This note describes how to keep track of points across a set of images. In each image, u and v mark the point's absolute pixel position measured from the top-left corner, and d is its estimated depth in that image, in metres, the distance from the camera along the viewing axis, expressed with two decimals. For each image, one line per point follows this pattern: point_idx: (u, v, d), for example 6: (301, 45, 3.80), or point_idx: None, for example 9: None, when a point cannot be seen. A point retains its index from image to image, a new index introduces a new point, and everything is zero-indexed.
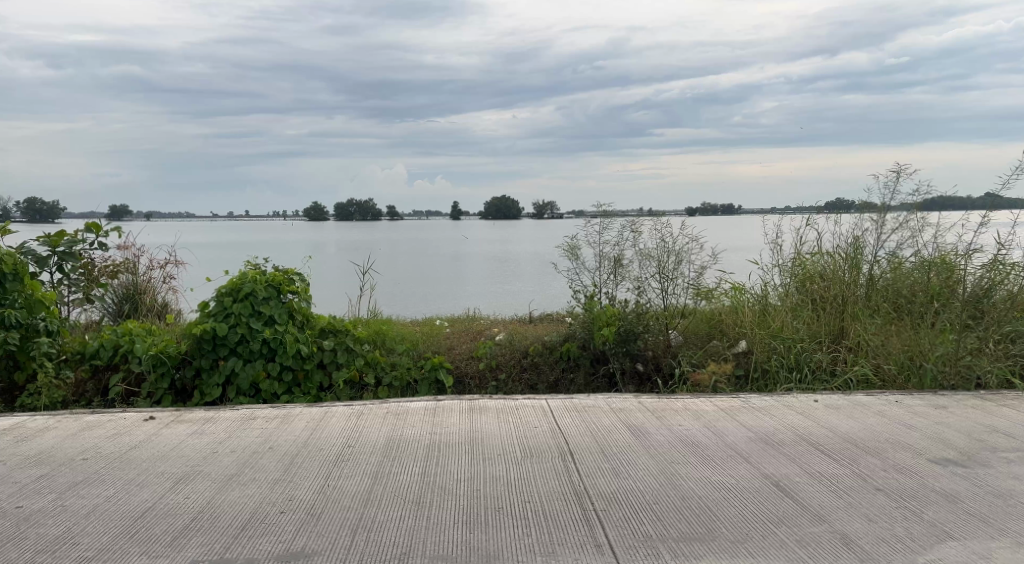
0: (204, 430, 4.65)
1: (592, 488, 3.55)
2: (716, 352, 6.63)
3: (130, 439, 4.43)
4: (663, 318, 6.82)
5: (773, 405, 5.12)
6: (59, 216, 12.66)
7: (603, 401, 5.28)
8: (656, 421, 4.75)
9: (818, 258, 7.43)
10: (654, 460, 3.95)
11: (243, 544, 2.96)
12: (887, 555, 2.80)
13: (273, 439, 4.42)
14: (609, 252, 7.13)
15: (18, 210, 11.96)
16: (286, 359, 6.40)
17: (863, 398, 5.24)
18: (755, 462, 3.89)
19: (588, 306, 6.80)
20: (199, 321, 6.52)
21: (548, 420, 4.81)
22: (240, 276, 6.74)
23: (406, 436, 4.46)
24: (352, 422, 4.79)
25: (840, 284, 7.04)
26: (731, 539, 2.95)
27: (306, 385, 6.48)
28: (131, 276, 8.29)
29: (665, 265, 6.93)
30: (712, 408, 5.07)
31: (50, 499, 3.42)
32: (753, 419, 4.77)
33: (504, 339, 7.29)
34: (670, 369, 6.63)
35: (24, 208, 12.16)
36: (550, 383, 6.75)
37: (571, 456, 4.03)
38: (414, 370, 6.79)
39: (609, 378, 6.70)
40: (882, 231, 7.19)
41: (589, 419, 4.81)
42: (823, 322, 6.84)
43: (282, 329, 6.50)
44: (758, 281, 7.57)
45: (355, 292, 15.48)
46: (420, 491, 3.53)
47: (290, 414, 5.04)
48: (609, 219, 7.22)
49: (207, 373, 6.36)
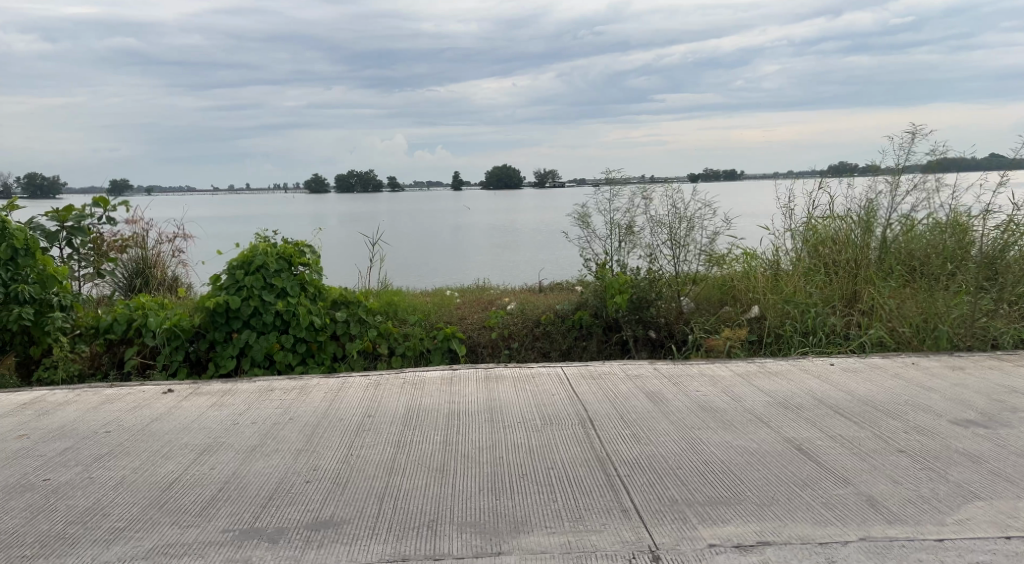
0: (223, 401, 4.67)
1: (614, 454, 3.56)
2: (729, 318, 6.63)
3: (150, 412, 4.44)
4: (674, 285, 6.76)
5: (789, 369, 5.14)
6: (59, 190, 12.60)
7: (618, 367, 5.30)
8: (673, 387, 4.76)
9: (830, 222, 7.40)
10: (674, 425, 3.96)
11: (272, 513, 2.98)
12: (915, 516, 2.81)
13: (294, 410, 4.44)
14: (620, 220, 7.05)
15: (18, 186, 11.92)
16: (299, 332, 6.42)
17: (879, 360, 5.25)
18: (775, 426, 3.90)
19: (600, 275, 6.75)
20: (211, 294, 6.52)
21: (565, 387, 4.83)
22: (251, 248, 6.71)
23: (425, 405, 4.47)
24: (370, 393, 4.81)
25: (853, 249, 7.10)
26: (756, 502, 2.97)
27: (319, 356, 6.53)
28: (140, 250, 8.26)
29: (677, 232, 6.88)
30: (729, 373, 5.08)
31: (77, 472, 3.45)
32: (770, 383, 4.78)
33: (515, 308, 7.28)
34: (682, 335, 6.62)
35: (25, 185, 12.11)
36: (563, 351, 6.77)
37: (591, 423, 4.04)
38: (427, 340, 6.80)
39: (623, 345, 6.74)
40: (896, 194, 7.16)
41: (606, 386, 4.83)
42: (836, 286, 6.80)
43: (295, 301, 6.50)
44: (770, 247, 7.52)
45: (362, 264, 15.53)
46: (443, 459, 3.55)
47: (308, 385, 5.07)
48: (618, 187, 7.18)
49: (222, 346, 6.43)
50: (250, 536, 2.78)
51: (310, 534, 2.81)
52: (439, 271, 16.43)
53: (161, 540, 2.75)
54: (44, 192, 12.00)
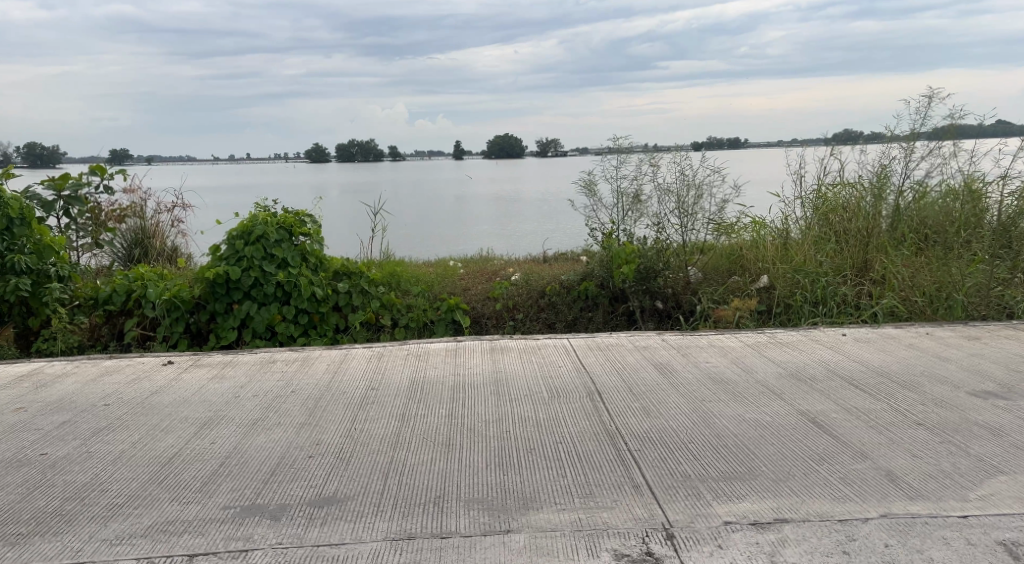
0: (224, 374, 4.59)
1: (624, 428, 3.47)
2: (737, 288, 6.52)
3: (150, 384, 4.36)
4: (681, 255, 6.63)
5: (800, 339, 5.05)
6: (59, 160, 12.51)
7: (625, 338, 5.21)
8: (682, 358, 4.68)
9: (840, 189, 7.26)
10: (685, 398, 3.87)
11: (274, 489, 2.90)
12: (937, 492, 2.73)
13: (295, 383, 4.36)
14: (627, 188, 6.93)
15: (19, 155, 11.82)
16: (301, 303, 6.35)
17: (893, 330, 5.14)
18: (789, 398, 3.81)
19: (606, 245, 6.64)
20: (210, 265, 6.42)
21: (572, 359, 4.75)
22: (251, 218, 6.59)
23: (429, 377, 4.39)
24: (373, 365, 4.72)
25: (864, 217, 6.86)
26: (772, 477, 2.89)
27: (321, 328, 6.46)
28: (139, 220, 8.13)
29: (685, 201, 6.72)
30: (739, 343, 4.99)
31: (75, 446, 3.36)
32: (781, 354, 4.69)
33: (519, 278, 7.18)
34: (690, 305, 6.49)
35: (26, 153, 12.00)
36: (568, 322, 6.67)
37: (599, 395, 3.95)
38: (430, 312, 6.73)
39: (629, 316, 6.65)
40: (910, 159, 7.01)
41: (613, 357, 4.74)
42: (846, 255, 6.65)
43: (296, 271, 6.40)
44: (779, 215, 7.44)
45: (364, 234, 15.40)
46: (449, 433, 3.48)
47: (310, 357, 4.99)
48: (625, 153, 7.02)
49: (223, 317, 6.36)
50: (251, 514, 2.70)
51: (314, 511, 2.73)
52: (441, 241, 16.33)
53: (160, 517, 2.67)
54: (42, 163, 11.84)
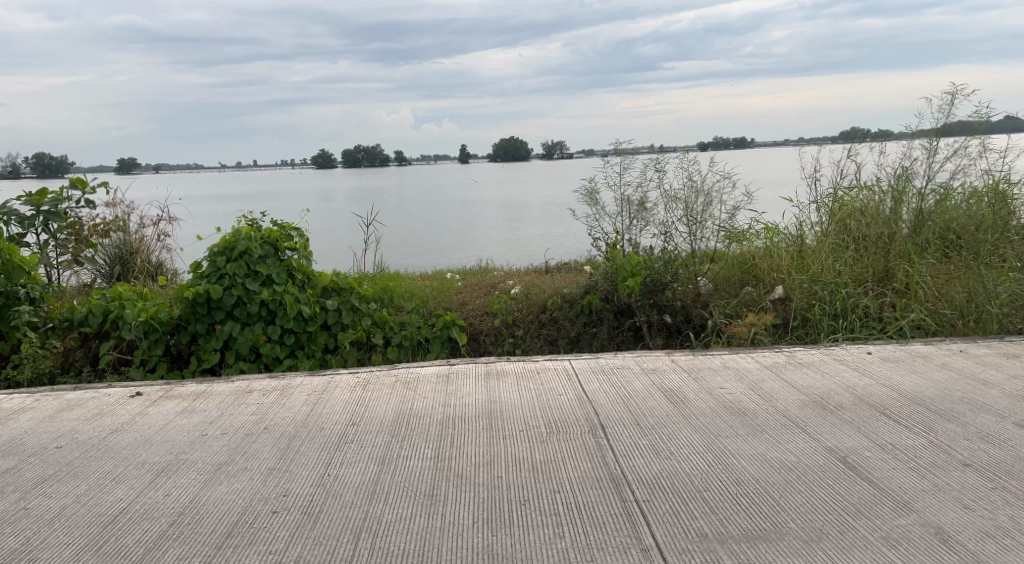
0: (195, 407, 4.22)
1: (631, 472, 3.08)
2: (750, 299, 6.12)
3: (111, 421, 4.00)
4: (691, 265, 6.25)
5: (822, 360, 4.63)
6: (69, 171, 12.36)
7: (631, 360, 4.82)
8: (694, 383, 4.27)
9: (857, 194, 6.81)
10: (699, 433, 3.47)
11: (227, 557, 2.53)
12: (998, 557, 2.33)
13: (270, 418, 3.98)
14: (631, 195, 6.57)
15: (26, 165, 11.65)
16: (287, 322, 5.99)
17: (922, 347, 4.71)
18: (814, 432, 3.40)
19: (610, 256, 6.23)
20: (191, 283, 6.07)
21: (574, 385, 4.34)
22: (234, 233, 6.26)
23: (417, 410, 4.00)
24: (357, 395, 4.34)
25: (883, 222, 6.49)
26: (802, 537, 2.49)
27: (309, 348, 6.09)
28: (122, 235, 7.75)
29: (693, 207, 6.38)
30: (756, 366, 4.58)
31: (13, 501, 3.00)
32: (803, 378, 4.27)
33: (519, 292, 6.80)
34: (701, 319, 6.07)
35: (34, 164, 11.81)
36: (571, 339, 6.27)
37: (603, 431, 3.56)
38: (425, 329, 6.33)
39: (636, 332, 6.23)
40: (933, 160, 6.50)
41: (618, 383, 4.34)
42: (866, 264, 6.22)
43: (282, 289, 6.04)
44: (793, 221, 7.04)
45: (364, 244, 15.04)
46: (434, 480, 3.10)
47: (290, 385, 4.61)
48: (629, 158, 6.68)
49: (204, 338, 6.00)
50: None
51: None
52: (443, 247, 15.96)
53: None
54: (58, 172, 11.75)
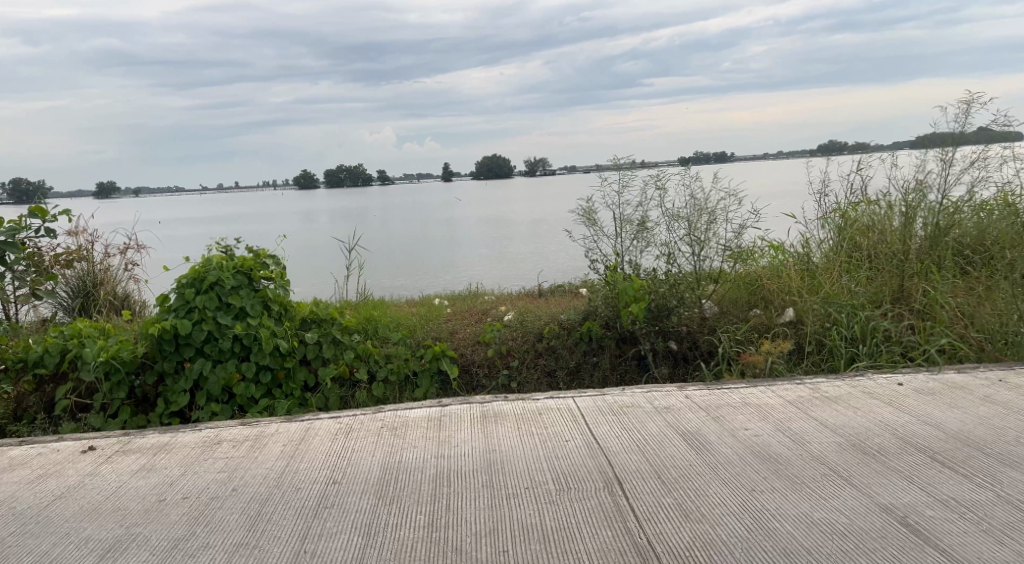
0: (154, 463, 3.74)
1: (660, 543, 2.66)
2: (760, 324, 5.75)
3: (57, 485, 3.52)
4: (696, 287, 5.83)
5: (850, 393, 4.21)
6: (50, 197, 11.97)
7: (641, 397, 4.38)
8: (715, 425, 3.84)
9: (865, 210, 6.60)
10: (730, 487, 3.05)
11: None
12: None
13: (239, 476, 3.51)
14: (631, 215, 6.19)
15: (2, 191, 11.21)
16: (263, 358, 5.53)
17: (958, 377, 4.32)
18: (861, 484, 2.99)
19: (610, 279, 5.83)
20: (157, 318, 5.59)
21: (581, 428, 3.90)
22: (203, 263, 5.80)
23: (406, 463, 3.55)
24: (338, 444, 3.87)
25: (896, 238, 6.16)
26: None
27: (287, 386, 5.64)
28: (86, 265, 7.24)
29: (695, 226, 5.97)
30: (779, 401, 4.15)
31: None
32: (833, 415, 3.85)
33: (513, 319, 6.35)
34: (709, 346, 5.67)
35: (12, 190, 11.41)
36: (570, 370, 5.83)
37: (620, 487, 3.13)
38: (413, 361, 5.88)
39: (640, 361, 5.82)
40: (950, 171, 6.08)
41: (630, 424, 3.91)
42: (880, 283, 5.87)
43: (256, 322, 5.57)
44: (799, 238, 6.85)
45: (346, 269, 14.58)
46: (429, 557, 2.66)
47: (263, 435, 4.12)
48: (629, 175, 6.30)
49: (172, 378, 5.52)
50: None
51: None
52: (429, 266, 15.50)
53: None
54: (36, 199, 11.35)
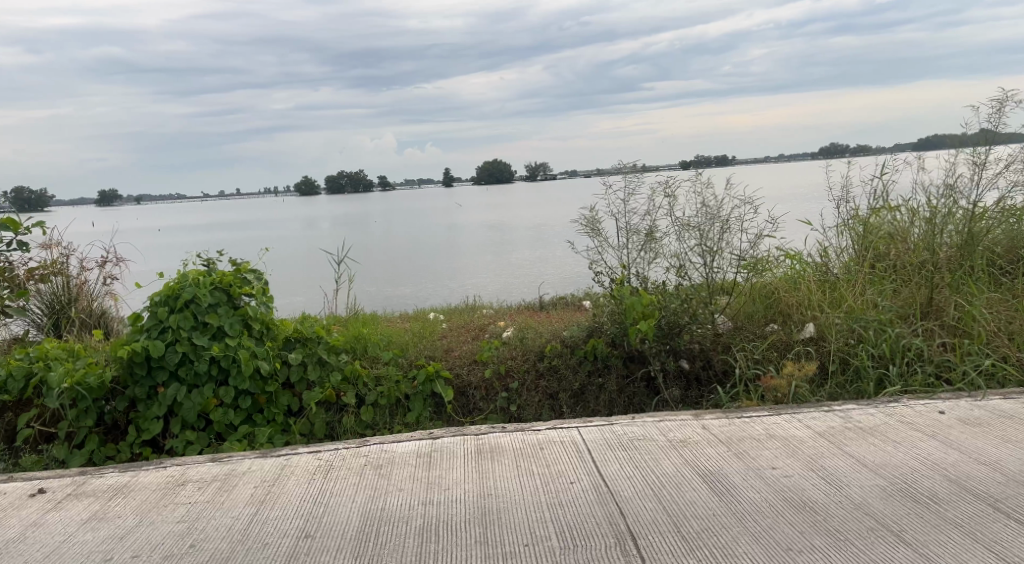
0: (107, 510, 3.32)
1: None
2: (779, 342, 5.36)
3: None
4: (709, 301, 5.41)
5: (887, 423, 3.79)
6: (48, 206, 11.74)
7: (654, 429, 3.95)
8: (738, 462, 3.43)
9: (886, 217, 6.24)
10: (762, 545, 2.64)
11: None
12: None
13: (201, 527, 3.10)
14: (638, 225, 5.75)
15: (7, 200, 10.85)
16: (242, 382, 5.12)
17: (1007, 405, 3.91)
18: (916, 543, 2.58)
19: (616, 293, 5.41)
20: (128, 339, 5.18)
21: (588, 466, 3.49)
22: (178, 280, 5.39)
23: (389, 512, 3.13)
24: (315, 488, 3.45)
25: (924, 248, 5.76)
26: None
27: (269, 411, 5.22)
28: (61, 279, 6.80)
29: (708, 235, 5.55)
30: (807, 433, 3.73)
31: None
32: (871, 451, 3.44)
33: (512, 336, 5.93)
34: (724, 366, 5.29)
35: (13, 199, 11.13)
36: (574, 392, 5.42)
37: (635, 545, 2.72)
38: (404, 384, 5.47)
39: (649, 383, 5.39)
40: (983, 173, 5.64)
41: (642, 462, 3.49)
42: (907, 296, 5.50)
43: (235, 343, 5.16)
44: (817, 247, 6.50)
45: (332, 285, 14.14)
46: None
47: (233, 474, 3.69)
48: (635, 180, 5.86)
49: (145, 404, 5.11)
50: None
51: None
52: (427, 273, 15.12)
53: None
54: (28, 208, 11.01)
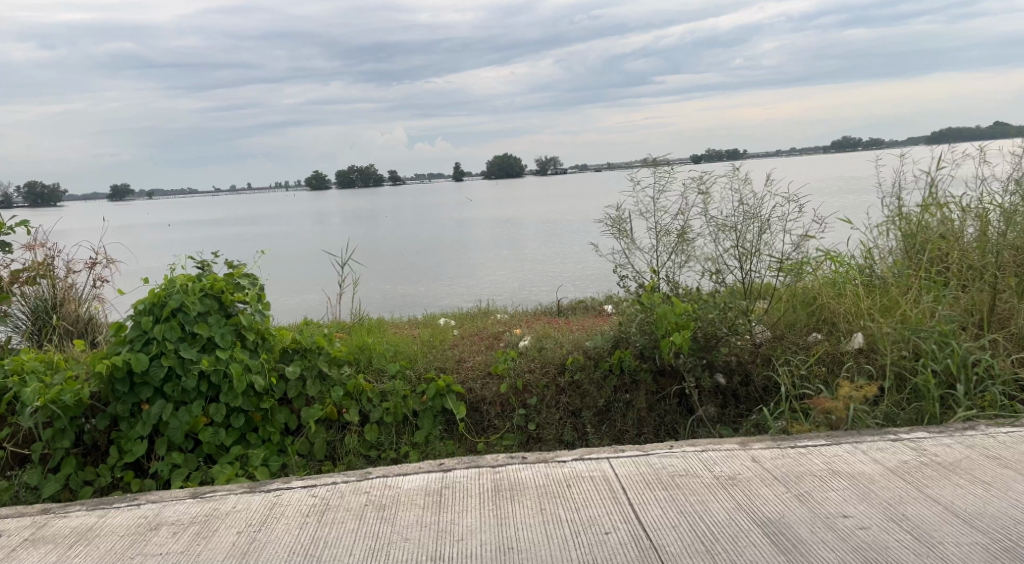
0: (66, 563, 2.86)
1: None
2: (827, 355, 4.84)
3: None
4: (748, 309, 4.90)
5: (969, 457, 3.29)
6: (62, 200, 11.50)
7: (697, 462, 3.44)
8: (802, 508, 2.92)
9: (930, 216, 5.65)
10: None
11: None
12: None
13: None
14: (669, 224, 5.24)
15: (20, 192, 10.54)
16: (234, 399, 4.65)
17: None
18: None
19: (646, 301, 4.89)
20: (110, 351, 4.71)
21: (625, 511, 2.99)
22: (165, 286, 4.92)
23: None
24: (307, 536, 2.96)
25: (986, 249, 5.23)
26: None
27: (264, 430, 4.75)
28: (47, 283, 6.35)
29: (746, 237, 5.06)
30: (877, 470, 3.22)
31: None
32: (958, 495, 2.94)
33: (530, 345, 5.43)
34: (765, 382, 4.80)
35: (28, 191, 10.83)
36: (599, 410, 4.92)
37: None
38: (412, 400, 5.00)
39: (682, 400, 4.91)
40: None
41: (688, 506, 2.99)
42: (969, 302, 4.97)
43: (227, 357, 4.68)
44: (860, 248, 6.01)
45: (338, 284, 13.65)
46: None
47: (215, 516, 3.21)
48: (667, 176, 5.35)
49: (128, 423, 4.64)
50: None
51: None
52: (438, 269, 14.63)
53: None
54: (40, 202, 10.71)
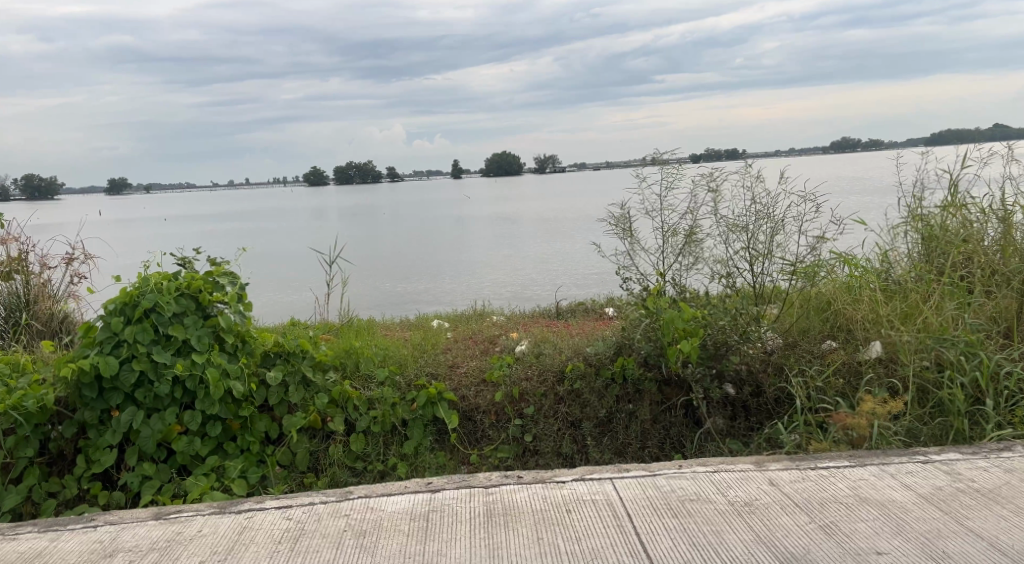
0: None
1: None
2: (844, 364, 4.54)
3: None
4: (760, 316, 4.60)
5: (1009, 484, 3.00)
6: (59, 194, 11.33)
7: (709, 485, 3.14)
8: (828, 542, 2.62)
9: (949, 216, 5.37)
10: None
11: None
12: None
13: None
14: (676, 224, 4.94)
15: (17, 187, 10.35)
16: (210, 406, 4.34)
17: None
18: None
19: (652, 306, 4.59)
20: (77, 353, 4.40)
21: (631, 542, 2.69)
22: (138, 284, 4.60)
23: None
24: None
25: (1012, 254, 4.94)
26: None
27: (242, 440, 4.44)
28: (21, 279, 6.04)
29: (757, 239, 4.76)
30: (909, 497, 2.92)
31: None
32: (1003, 528, 2.64)
33: (528, 351, 5.13)
34: (777, 393, 4.51)
35: (22, 185, 10.60)
36: (600, 421, 4.63)
37: None
38: (401, 408, 4.69)
39: (689, 411, 4.62)
40: None
41: (702, 538, 2.69)
42: (993, 310, 4.70)
43: (203, 361, 4.36)
44: (875, 251, 5.72)
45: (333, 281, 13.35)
46: None
47: (177, 542, 2.90)
48: (675, 172, 5.03)
49: (96, 431, 4.33)
50: None
51: None
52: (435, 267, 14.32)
53: None
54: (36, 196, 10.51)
